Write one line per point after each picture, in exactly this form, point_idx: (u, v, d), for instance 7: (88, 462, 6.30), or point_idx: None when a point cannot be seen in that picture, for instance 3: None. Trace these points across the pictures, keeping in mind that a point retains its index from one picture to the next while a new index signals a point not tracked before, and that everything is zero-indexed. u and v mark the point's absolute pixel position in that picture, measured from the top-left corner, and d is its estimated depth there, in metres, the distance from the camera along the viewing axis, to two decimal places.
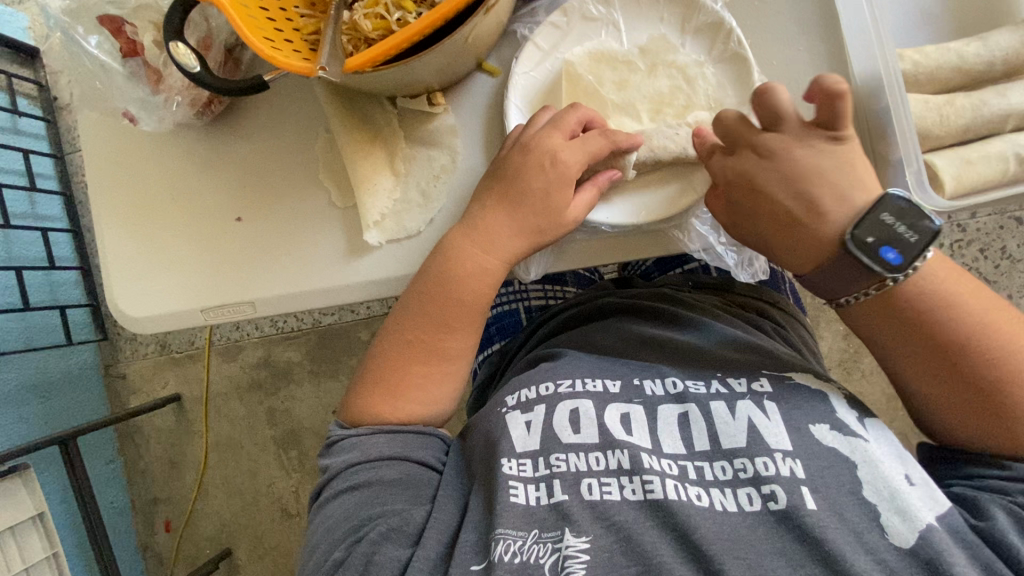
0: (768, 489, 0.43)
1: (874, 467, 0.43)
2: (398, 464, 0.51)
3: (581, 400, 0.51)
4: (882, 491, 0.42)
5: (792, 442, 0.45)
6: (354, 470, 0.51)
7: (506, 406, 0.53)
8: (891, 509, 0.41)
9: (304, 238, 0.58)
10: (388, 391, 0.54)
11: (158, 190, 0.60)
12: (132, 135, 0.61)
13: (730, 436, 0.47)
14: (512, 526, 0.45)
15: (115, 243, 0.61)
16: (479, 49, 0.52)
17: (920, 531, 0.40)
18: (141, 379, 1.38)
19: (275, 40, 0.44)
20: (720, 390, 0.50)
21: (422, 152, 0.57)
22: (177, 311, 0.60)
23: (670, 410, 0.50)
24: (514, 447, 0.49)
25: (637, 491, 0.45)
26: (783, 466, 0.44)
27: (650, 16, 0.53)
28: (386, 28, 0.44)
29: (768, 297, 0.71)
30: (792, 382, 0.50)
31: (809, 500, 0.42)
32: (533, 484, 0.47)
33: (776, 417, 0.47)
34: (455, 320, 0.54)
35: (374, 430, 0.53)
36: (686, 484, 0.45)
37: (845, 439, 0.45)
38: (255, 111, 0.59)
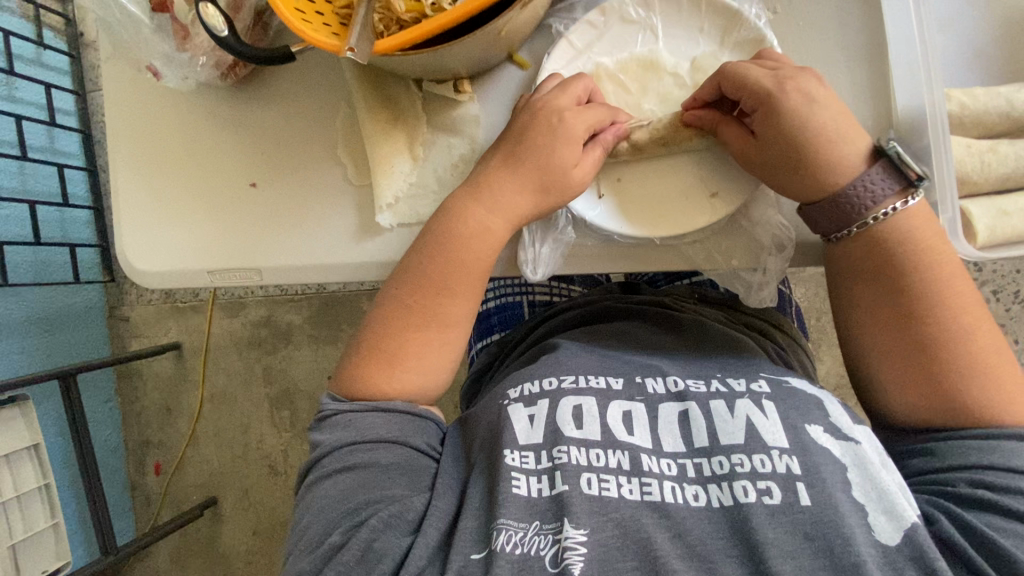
0: (764, 485, 0.43)
1: (866, 470, 0.44)
2: (396, 449, 0.50)
3: (585, 398, 0.51)
4: (871, 493, 0.43)
5: (789, 440, 0.45)
6: (348, 450, 0.50)
7: (509, 398, 0.54)
8: (878, 509, 0.42)
9: (316, 211, 0.58)
10: (385, 363, 0.53)
11: (177, 148, 0.60)
12: (156, 92, 0.60)
13: (728, 433, 0.47)
14: (513, 518, 0.45)
15: (131, 197, 0.61)
16: (512, 42, 0.51)
17: (906, 532, 0.41)
18: (144, 324, 1.40)
19: (306, 12, 0.43)
20: (720, 389, 0.51)
21: (442, 139, 0.56)
22: (185, 270, 0.60)
23: (670, 408, 0.50)
24: (517, 439, 0.49)
25: (635, 492, 0.45)
26: (779, 463, 0.44)
27: (689, 25, 0.52)
28: (419, 11, 0.43)
29: (773, 319, 0.72)
30: (790, 385, 0.51)
31: (804, 496, 0.42)
32: (536, 476, 0.47)
33: (774, 417, 0.47)
34: (458, 285, 0.53)
35: (369, 410, 0.52)
36: (683, 485, 0.45)
37: (839, 443, 0.46)
38: (280, 78, 0.58)
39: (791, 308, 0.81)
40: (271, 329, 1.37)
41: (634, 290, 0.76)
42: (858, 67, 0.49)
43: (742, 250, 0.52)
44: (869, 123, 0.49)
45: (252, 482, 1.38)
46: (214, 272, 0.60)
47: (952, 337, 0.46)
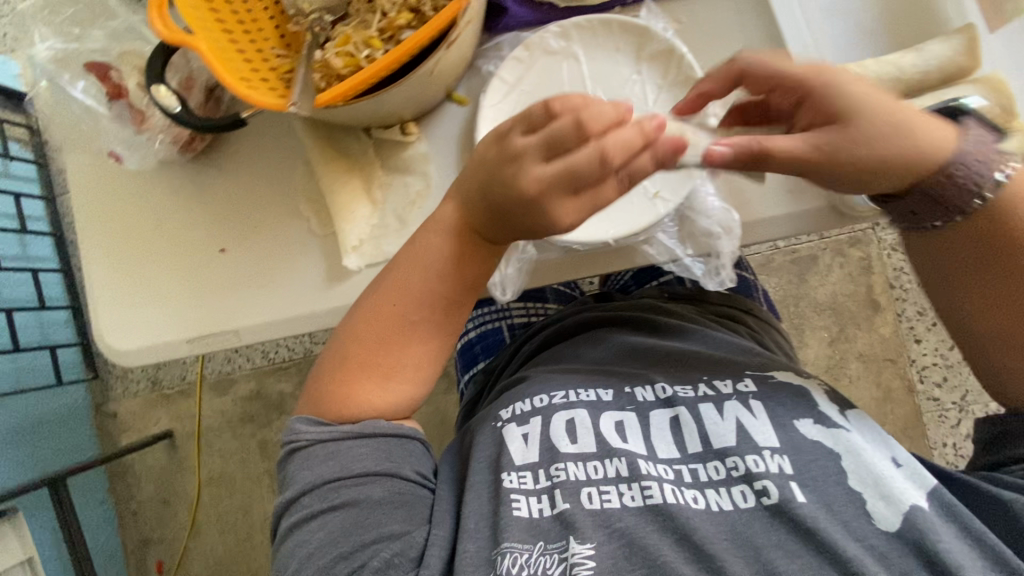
0: (761, 485, 0.47)
1: (858, 457, 0.48)
2: (385, 482, 0.49)
3: (577, 411, 0.53)
4: (867, 479, 0.47)
5: (779, 439, 0.49)
6: (331, 486, 0.49)
7: (501, 420, 0.55)
8: (876, 496, 0.46)
9: (284, 267, 0.61)
10: (381, 376, 0.52)
11: (144, 226, 0.63)
12: (117, 174, 0.63)
13: (720, 436, 0.50)
14: (517, 540, 0.47)
15: (104, 278, 0.63)
16: (446, 83, 0.54)
17: (904, 513, 0.45)
18: (133, 417, 1.38)
19: (250, 79, 0.47)
20: (708, 392, 0.54)
21: (398, 180, 0.59)
22: (163, 341, 0.62)
23: (661, 415, 0.53)
24: (514, 461, 0.51)
25: (636, 498, 0.48)
26: (772, 463, 0.48)
27: (606, 48, 0.55)
28: (355, 65, 0.47)
29: (741, 305, 0.75)
30: (775, 381, 0.55)
31: (799, 493, 0.46)
32: (535, 496, 0.49)
33: (762, 416, 0.51)
34: (452, 304, 0.53)
35: (354, 437, 0.50)
36: (682, 487, 0.48)
37: (828, 432, 0.50)
38: (238, 146, 0.61)
39: (758, 292, 0.84)
40: (263, 401, 1.37)
41: (607, 299, 0.79)
42: None
43: (696, 239, 0.53)
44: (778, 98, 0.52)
45: (262, 565, 1.33)
46: (193, 341, 0.62)
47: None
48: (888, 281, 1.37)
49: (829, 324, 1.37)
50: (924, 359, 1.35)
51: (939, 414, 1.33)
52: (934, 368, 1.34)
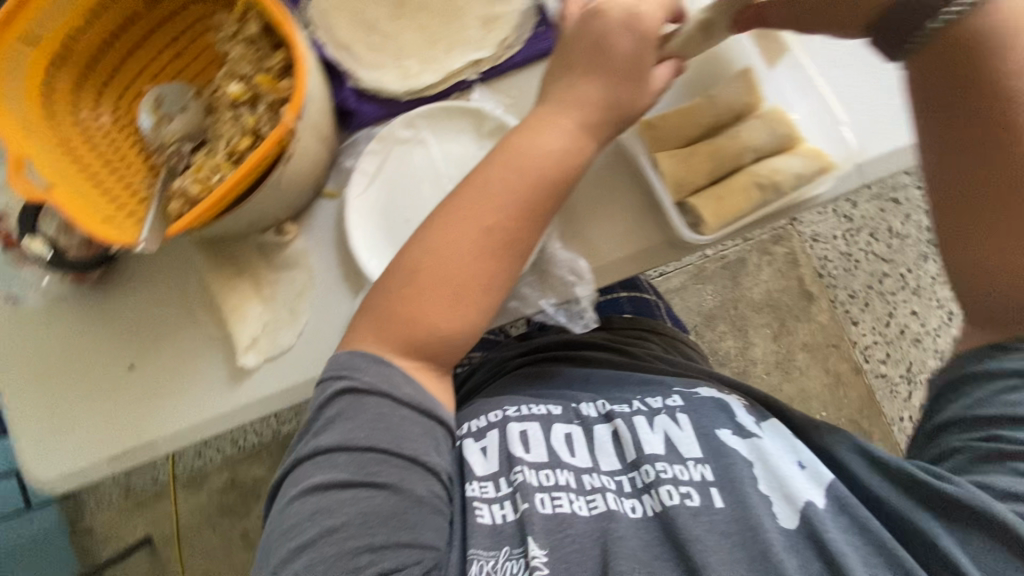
0: (685, 489, 0.52)
1: (766, 462, 0.54)
2: (426, 479, 0.50)
3: (529, 424, 0.59)
4: (773, 483, 0.52)
5: (701, 449, 0.55)
6: (373, 457, 0.49)
7: (458, 436, 0.60)
8: (779, 496, 0.51)
9: (191, 373, 0.64)
10: (439, 295, 0.51)
11: (54, 356, 0.65)
12: (24, 312, 0.66)
13: (650, 444, 0.56)
14: (482, 547, 0.51)
15: (21, 412, 0.65)
16: (310, 184, 0.59)
17: (800, 511, 0.50)
18: (109, 529, 1.37)
19: (111, 218, 0.51)
20: (641, 408, 0.60)
21: (284, 275, 0.63)
22: (86, 464, 0.64)
23: (603, 429, 0.59)
24: (475, 472, 0.56)
25: (583, 508, 0.53)
26: (694, 471, 0.54)
27: (450, 130, 0.60)
28: (210, 189, 0.51)
29: (647, 325, 0.81)
30: (699, 395, 0.61)
31: (717, 498, 0.52)
32: (498, 503, 0.53)
33: (687, 427, 0.57)
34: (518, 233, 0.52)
35: (397, 404, 0.50)
36: (622, 497, 0.54)
37: (744, 441, 0.55)
38: (134, 266, 0.65)
39: (663, 312, 0.90)
40: (239, 489, 1.37)
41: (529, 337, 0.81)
42: None
43: (556, 288, 0.57)
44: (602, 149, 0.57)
45: None
46: (115, 459, 0.64)
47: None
48: (815, 271, 1.43)
49: (770, 321, 1.42)
50: (864, 339, 1.39)
51: (891, 389, 1.37)
52: (877, 346, 1.38)
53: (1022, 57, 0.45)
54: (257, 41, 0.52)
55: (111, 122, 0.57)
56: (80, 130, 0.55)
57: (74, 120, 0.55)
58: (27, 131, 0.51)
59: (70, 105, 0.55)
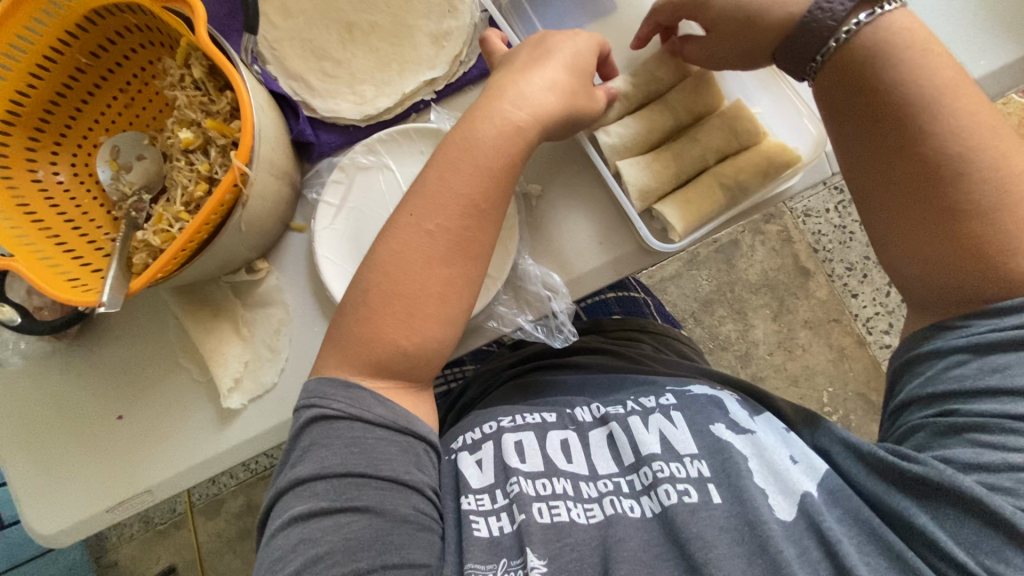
0: (683, 486, 0.49)
1: (763, 454, 0.51)
2: (409, 497, 0.48)
3: (524, 433, 0.56)
4: (768, 475, 0.50)
5: (697, 445, 0.52)
6: (351, 482, 0.46)
7: (452, 451, 0.57)
8: (775, 489, 0.49)
9: (180, 417, 0.63)
10: (401, 313, 0.50)
11: (43, 413, 0.65)
12: (10, 372, 0.66)
13: (646, 443, 0.53)
14: (479, 561, 0.48)
15: (15, 471, 0.65)
16: (276, 220, 0.58)
17: (798, 502, 0.48)
18: (133, 561, 1.39)
19: (79, 278, 0.51)
20: (636, 407, 0.57)
21: (260, 313, 0.63)
22: (83, 517, 0.64)
23: (598, 433, 0.56)
24: (470, 484, 0.53)
25: (582, 515, 0.50)
26: (692, 468, 0.51)
27: (412, 152, 0.59)
28: (172, 238, 0.51)
29: (636, 325, 0.80)
30: (693, 393, 0.58)
31: (715, 493, 0.49)
32: (494, 515, 0.50)
33: (681, 425, 0.54)
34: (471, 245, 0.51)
35: (366, 429, 0.48)
36: (620, 497, 0.51)
37: (740, 436, 0.53)
38: (112, 317, 0.65)
39: (652, 309, 0.89)
40: (255, 512, 1.39)
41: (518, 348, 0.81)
42: None
43: (533, 304, 0.56)
44: (564, 158, 0.57)
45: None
46: (112, 509, 0.65)
47: (989, 142, 0.45)
48: (810, 246, 1.41)
49: (768, 300, 1.40)
50: (865, 310, 1.37)
51: None
52: (878, 317, 1.36)
53: (904, 65, 0.47)
54: (202, 84, 0.51)
55: (70, 178, 0.57)
56: (38, 189, 0.55)
57: (31, 179, 0.54)
58: None
59: (25, 165, 0.54)
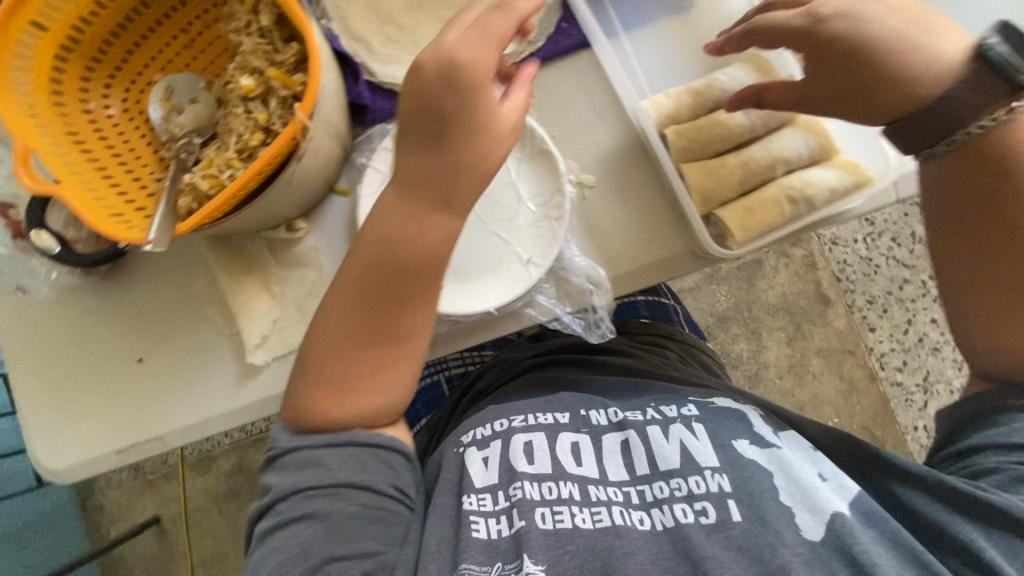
0: (700, 505, 0.50)
1: (788, 472, 0.51)
2: (359, 496, 0.50)
3: (535, 434, 0.56)
4: (795, 493, 0.50)
5: (719, 458, 0.52)
6: (306, 494, 0.50)
7: (463, 444, 0.58)
8: (801, 507, 0.49)
9: (200, 367, 0.63)
10: (370, 372, 0.53)
11: (63, 347, 0.65)
12: (32, 302, 0.65)
13: (665, 457, 0.53)
14: (476, 561, 0.48)
15: (28, 400, 0.65)
16: (322, 180, 0.57)
17: (826, 522, 0.48)
18: (118, 507, 1.39)
19: (123, 213, 0.50)
20: (655, 416, 0.58)
21: (294, 272, 0.62)
22: (93, 455, 0.64)
23: (613, 438, 0.56)
24: (474, 483, 0.54)
25: (587, 520, 0.50)
26: (712, 482, 0.51)
27: None
28: (221, 185, 0.50)
29: (664, 331, 0.79)
30: (716, 406, 0.59)
31: (734, 511, 0.49)
32: (494, 517, 0.51)
33: (703, 437, 0.54)
34: (406, 294, 0.51)
35: (331, 441, 0.52)
36: (630, 509, 0.51)
37: (763, 451, 0.53)
38: (143, 259, 0.64)
39: (679, 315, 0.88)
40: (245, 474, 1.38)
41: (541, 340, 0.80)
42: (613, 120, 0.56)
43: (572, 296, 0.56)
44: (627, 151, 0.56)
45: None
46: (123, 451, 0.64)
47: None
48: (833, 275, 1.39)
49: (784, 324, 1.39)
50: (881, 345, 1.36)
51: (906, 397, 1.34)
52: (893, 354, 1.35)
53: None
54: (268, 33, 0.50)
55: (120, 113, 0.56)
56: (89, 120, 0.54)
57: (82, 110, 0.54)
58: (33, 120, 0.49)
59: (78, 95, 0.54)
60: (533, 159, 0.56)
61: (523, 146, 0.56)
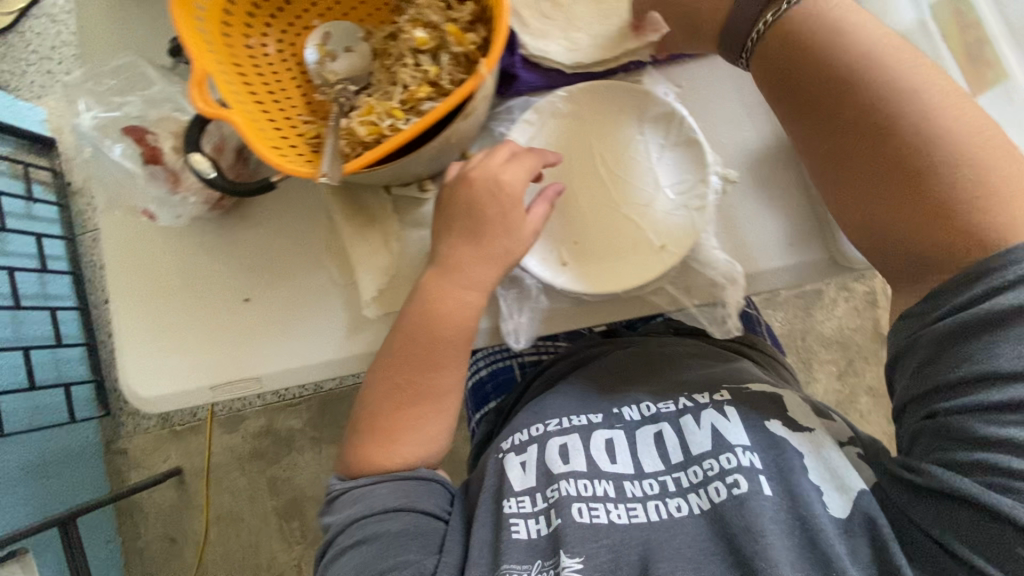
0: (732, 480, 0.52)
1: (815, 455, 0.53)
2: (403, 516, 0.56)
3: (570, 435, 0.59)
4: (825, 474, 0.52)
5: (749, 438, 0.54)
6: (360, 522, 0.56)
7: (502, 451, 0.62)
8: (832, 487, 0.51)
9: (308, 315, 0.63)
10: (412, 415, 0.59)
11: (171, 277, 0.65)
12: (149, 229, 0.66)
13: (697, 442, 0.56)
14: (516, 561, 0.53)
15: (131, 324, 0.66)
16: (463, 144, 0.57)
17: (854, 498, 0.50)
18: (142, 453, 1.36)
19: (280, 148, 0.50)
20: (686, 404, 0.59)
21: (414, 234, 0.62)
22: (187, 388, 0.64)
23: (647, 432, 0.59)
24: (513, 487, 0.57)
25: (623, 515, 0.53)
26: (743, 459, 0.53)
27: (611, 109, 0.57)
28: (378, 133, 0.50)
29: (746, 339, 0.76)
30: (751, 392, 0.59)
31: (766, 486, 0.51)
32: (534, 517, 0.55)
33: (733, 419, 0.56)
34: (441, 359, 0.57)
35: (376, 482, 0.58)
36: (666, 499, 0.54)
37: (790, 432, 0.55)
38: (265, 201, 0.65)
39: (762, 329, 0.86)
40: (273, 437, 1.36)
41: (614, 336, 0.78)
42: (761, 120, 0.57)
43: (701, 290, 0.56)
44: (768, 153, 0.56)
45: None
46: (216, 387, 0.64)
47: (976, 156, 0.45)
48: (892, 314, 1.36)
49: (835, 358, 1.37)
50: None
51: None
52: None
53: None
54: None
55: (276, 53, 0.56)
56: (249, 56, 0.54)
57: (245, 46, 0.54)
58: (209, 48, 0.50)
59: (242, 30, 0.54)
60: (675, 143, 0.56)
61: (670, 134, 0.56)
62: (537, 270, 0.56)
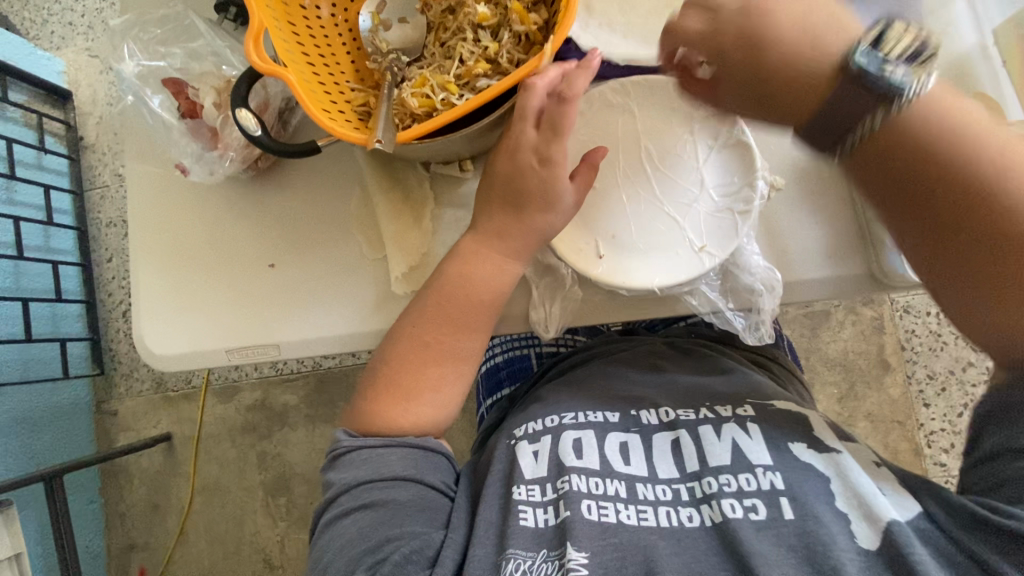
0: (751, 501, 0.48)
1: (844, 478, 0.49)
2: (410, 486, 0.54)
3: (585, 431, 0.56)
4: (851, 500, 0.47)
5: (772, 457, 0.50)
6: (366, 488, 0.54)
7: (515, 437, 0.59)
8: (858, 515, 0.47)
9: (333, 286, 0.62)
10: (429, 382, 0.58)
11: (196, 235, 0.65)
12: (179, 184, 0.65)
13: (716, 454, 0.52)
14: (523, 547, 0.50)
15: (152, 278, 0.65)
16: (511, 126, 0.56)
17: (881, 529, 0.45)
18: (133, 416, 1.33)
19: (331, 112, 0.49)
20: (708, 415, 0.56)
21: (450, 213, 0.62)
22: (203, 350, 0.63)
23: (663, 438, 0.55)
24: (524, 475, 0.55)
25: (632, 517, 0.50)
26: (763, 480, 0.49)
27: (663, 104, 0.57)
28: (431, 106, 0.49)
29: (768, 352, 0.74)
30: (775, 408, 0.56)
31: (787, 509, 0.47)
32: (541, 507, 0.52)
33: (757, 437, 0.52)
34: (466, 321, 0.57)
35: (386, 447, 0.56)
36: (678, 508, 0.50)
37: (821, 456, 0.51)
38: (300, 167, 0.64)
39: (783, 343, 0.85)
40: (267, 411, 1.32)
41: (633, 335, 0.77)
42: None
43: (738, 294, 0.56)
44: (818, 164, 0.56)
45: None
46: (233, 351, 0.63)
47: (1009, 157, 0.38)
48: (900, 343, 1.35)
49: (839, 380, 1.36)
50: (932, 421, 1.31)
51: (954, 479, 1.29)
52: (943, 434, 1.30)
53: None
54: None
55: (328, 16, 0.55)
56: (302, 17, 0.53)
57: (300, 6, 0.53)
58: (266, 5, 0.49)
59: None
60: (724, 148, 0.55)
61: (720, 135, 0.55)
62: (570, 258, 0.55)
